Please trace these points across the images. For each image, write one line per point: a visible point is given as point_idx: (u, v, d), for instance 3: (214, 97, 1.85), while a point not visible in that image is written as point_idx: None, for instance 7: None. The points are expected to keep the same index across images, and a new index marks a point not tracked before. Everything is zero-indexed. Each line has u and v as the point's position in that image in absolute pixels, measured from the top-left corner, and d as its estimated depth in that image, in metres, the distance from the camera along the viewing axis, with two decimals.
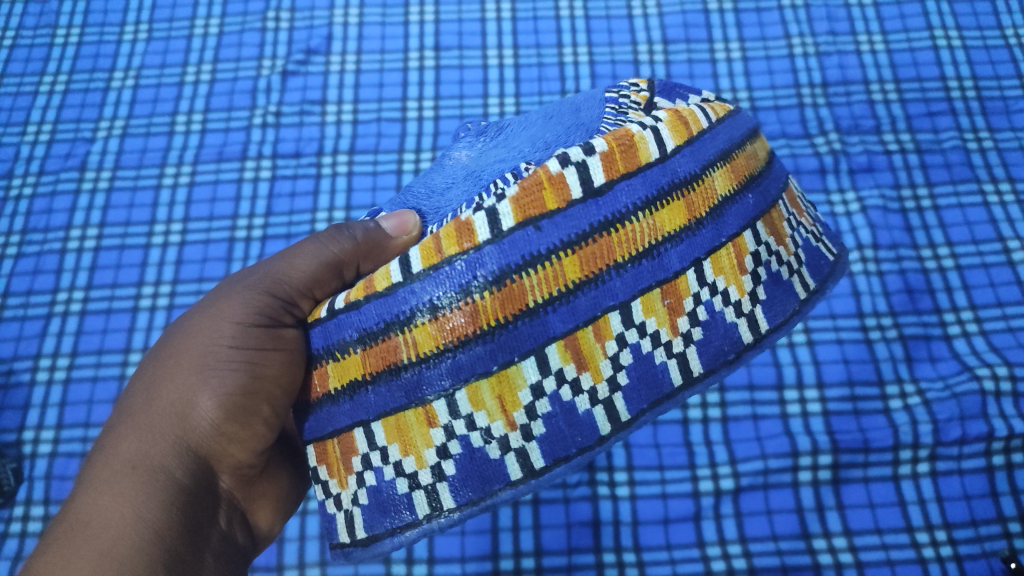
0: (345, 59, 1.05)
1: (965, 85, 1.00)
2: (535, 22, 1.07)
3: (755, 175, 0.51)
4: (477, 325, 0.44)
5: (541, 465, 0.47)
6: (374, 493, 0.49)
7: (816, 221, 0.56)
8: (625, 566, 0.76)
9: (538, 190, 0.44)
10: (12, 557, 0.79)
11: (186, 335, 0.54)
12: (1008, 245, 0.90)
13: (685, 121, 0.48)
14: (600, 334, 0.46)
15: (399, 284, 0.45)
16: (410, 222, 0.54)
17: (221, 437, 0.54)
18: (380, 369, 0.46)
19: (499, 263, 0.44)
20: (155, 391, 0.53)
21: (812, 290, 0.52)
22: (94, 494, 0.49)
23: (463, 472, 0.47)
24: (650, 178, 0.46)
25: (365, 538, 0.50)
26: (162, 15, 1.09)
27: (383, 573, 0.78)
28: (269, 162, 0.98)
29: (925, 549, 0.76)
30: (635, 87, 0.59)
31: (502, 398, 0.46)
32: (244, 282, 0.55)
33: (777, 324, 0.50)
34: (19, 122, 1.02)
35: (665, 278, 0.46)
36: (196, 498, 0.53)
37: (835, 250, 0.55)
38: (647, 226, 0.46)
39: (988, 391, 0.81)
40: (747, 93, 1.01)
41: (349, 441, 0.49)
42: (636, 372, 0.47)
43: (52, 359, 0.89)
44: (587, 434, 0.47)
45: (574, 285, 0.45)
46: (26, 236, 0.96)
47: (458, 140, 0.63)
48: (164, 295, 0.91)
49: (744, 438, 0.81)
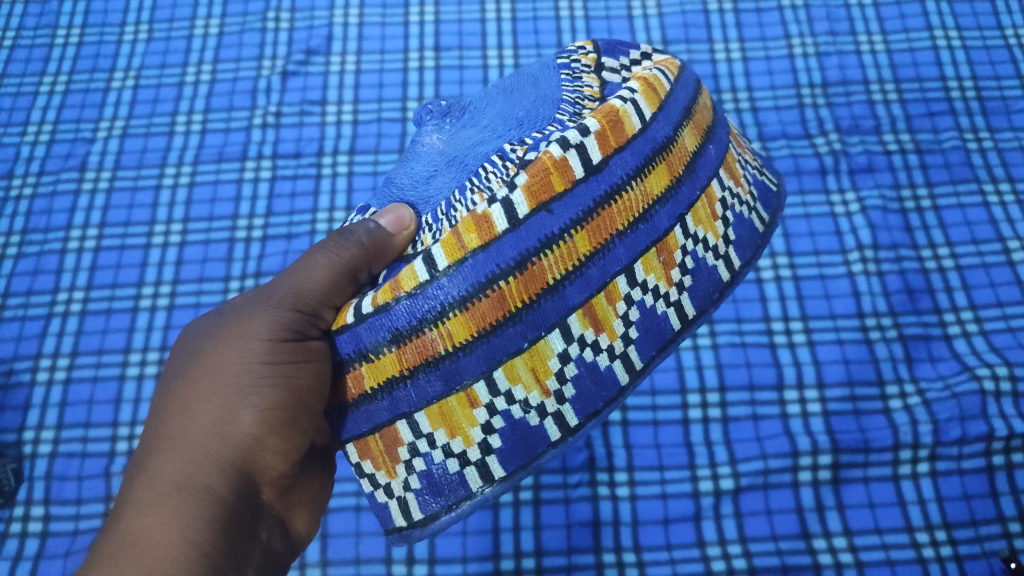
0: (346, 60, 1.05)
1: (965, 84, 1.00)
2: (535, 22, 1.07)
3: (710, 125, 0.55)
4: (506, 308, 0.46)
5: (576, 422, 0.50)
6: (425, 477, 0.51)
7: (753, 156, 0.62)
8: (625, 566, 0.76)
9: (546, 175, 0.45)
10: (12, 556, 0.79)
11: (216, 355, 0.54)
12: (1008, 245, 0.90)
13: (653, 88, 0.50)
14: (611, 297, 0.49)
15: (427, 282, 0.46)
16: (407, 216, 0.53)
17: (264, 450, 0.53)
18: (417, 363, 0.48)
19: (518, 250, 0.46)
20: (190, 411, 0.53)
21: (768, 222, 0.57)
22: (141, 515, 0.51)
23: (509, 443, 0.50)
24: (637, 149, 0.48)
25: (422, 518, 0.52)
26: (162, 15, 1.09)
27: (384, 572, 0.78)
28: (269, 162, 0.98)
29: (925, 549, 0.76)
30: (582, 50, 0.58)
31: (535, 369, 0.48)
32: (268, 299, 0.54)
33: (749, 259, 0.54)
34: (19, 122, 1.02)
35: (658, 237, 0.50)
36: (240, 512, 0.54)
37: (775, 181, 0.61)
38: (641, 193, 0.48)
39: (988, 391, 0.81)
40: (747, 93, 1.01)
41: (392, 433, 0.51)
42: (643, 325, 0.50)
43: (52, 359, 0.89)
44: (610, 387, 0.50)
45: (587, 257, 0.47)
46: (26, 236, 0.96)
47: (417, 117, 0.60)
48: (164, 295, 0.91)
49: (744, 438, 0.81)
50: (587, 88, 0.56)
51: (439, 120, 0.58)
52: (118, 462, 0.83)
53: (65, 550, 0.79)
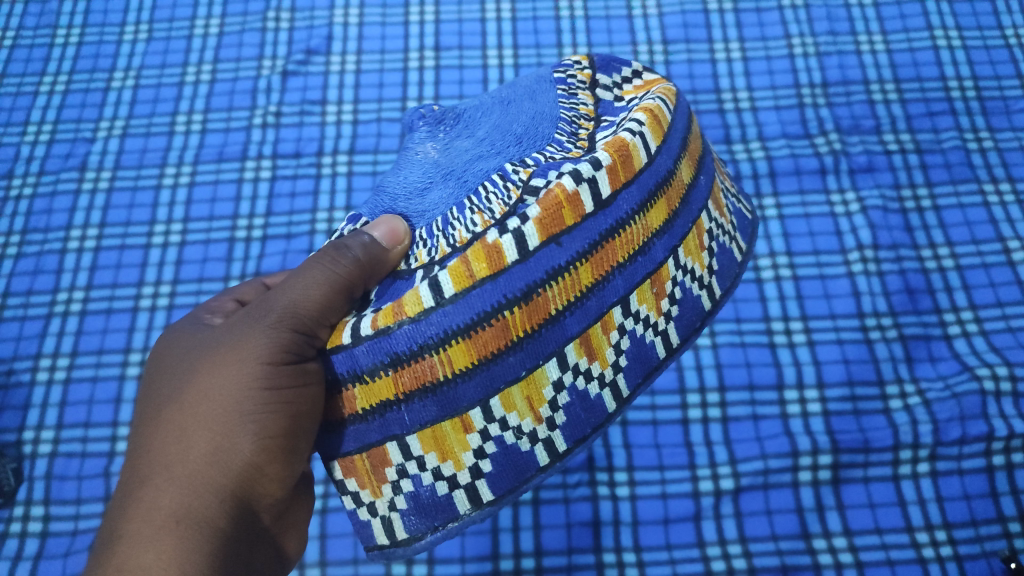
0: (345, 60, 1.05)
1: (965, 85, 1.00)
2: (535, 22, 1.07)
3: (700, 155, 0.59)
4: (509, 337, 0.48)
5: (564, 447, 0.53)
6: (413, 498, 0.53)
7: (730, 180, 0.66)
8: (625, 566, 0.76)
9: (558, 208, 0.47)
10: (11, 556, 0.79)
11: (212, 379, 0.52)
12: (1008, 245, 0.90)
13: (658, 121, 0.53)
14: (606, 327, 0.52)
15: (431, 309, 0.47)
16: (401, 229, 0.52)
17: (263, 478, 0.53)
18: (414, 388, 0.49)
19: (526, 281, 0.48)
20: (187, 439, 0.51)
21: (745, 249, 0.61)
22: (136, 551, 0.49)
23: (500, 468, 0.52)
24: (642, 183, 0.51)
25: (406, 537, 0.53)
26: (162, 15, 1.09)
27: (383, 573, 0.78)
28: (269, 162, 0.98)
29: (925, 549, 0.76)
30: (578, 66, 0.61)
31: (530, 398, 0.51)
32: (266, 317, 0.52)
33: (727, 288, 0.58)
34: (19, 122, 1.02)
35: (652, 270, 0.53)
36: (237, 542, 0.53)
37: (750, 209, 0.66)
38: (643, 227, 0.51)
39: (988, 391, 0.81)
40: (747, 93, 1.01)
41: (382, 454, 0.52)
42: (632, 353, 0.54)
43: (52, 359, 0.88)
44: (598, 413, 0.53)
45: (588, 289, 0.50)
46: (26, 236, 0.95)
47: (407, 122, 0.59)
48: (164, 295, 0.91)
49: (744, 438, 0.81)
50: (582, 106, 0.58)
51: (432, 126, 0.58)
52: (118, 462, 0.83)
53: (65, 550, 0.79)
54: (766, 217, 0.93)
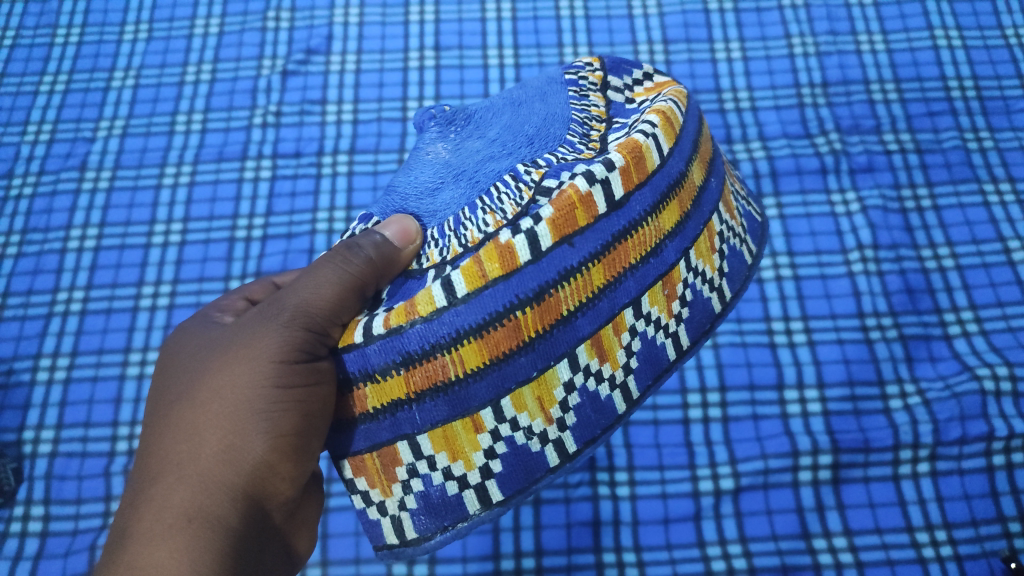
0: (345, 59, 1.05)
1: (965, 84, 1.00)
2: (535, 22, 1.07)
3: (711, 158, 0.59)
4: (521, 337, 0.48)
5: (574, 448, 0.53)
6: (423, 498, 0.53)
7: (739, 183, 0.66)
8: (625, 566, 0.76)
9: (571, 209, 0.47)
10: (11, 556, 0.79)
11: (223, 377, 0.52)
12: (1008, 245, 0.90)
13: (671, 123, 0.53)
14: (617, 328, 0.52)
15: (444, 309, 0.47)
16: (412, 229, 0.52)
17: (275, 476, 0.53)
18: (426, 387, 0.49)
19: (538, 282, 0.48)
20: (199, 437, 0.51)
21: (755, 252, 0.61)
22: (148, 549, 0.50)
23: (511, 468, 0.52)
24: (655, 185, 0.51)
25: (416, 537, 0.53)
26: (162, 15, 1.09)
27: (384, 572, 0.78)
28: (269, 161, 0.98)
29: (925, 549, 0.76)
30: (590, 67, 0.61)
31: (541, 398, 0.51)
32: (278, 317, 0.52)
33: (737, 291, 0.58)
34: (19, 121, 1.02)
35: (664, 271, 0.53)
36: (250, 540, 0.53)
37: (760, 212, 0.66)
38: (655, 228, 0.52)
39: (988, 391, 0.81)
40: (747, 93, 1.01)
41: (392, 453, 0.52)
42: (643, 355, 0.54)
43: (52, 359, 0.88)
44: (608, 415, 0.53)
45: (599, 290, 0.50)
46: (26, 236, 0.95)
47: (418, 122, 0.59)
48: (164, 295, 0.91)
49: (744, 438, 0.82)
50: (593, 107, 0.58)
51: (443, 127, 0.58)
52: (118, 462, 0.83)
53: (65, 550, 0.79)
54: (767, 217, 0.93)
